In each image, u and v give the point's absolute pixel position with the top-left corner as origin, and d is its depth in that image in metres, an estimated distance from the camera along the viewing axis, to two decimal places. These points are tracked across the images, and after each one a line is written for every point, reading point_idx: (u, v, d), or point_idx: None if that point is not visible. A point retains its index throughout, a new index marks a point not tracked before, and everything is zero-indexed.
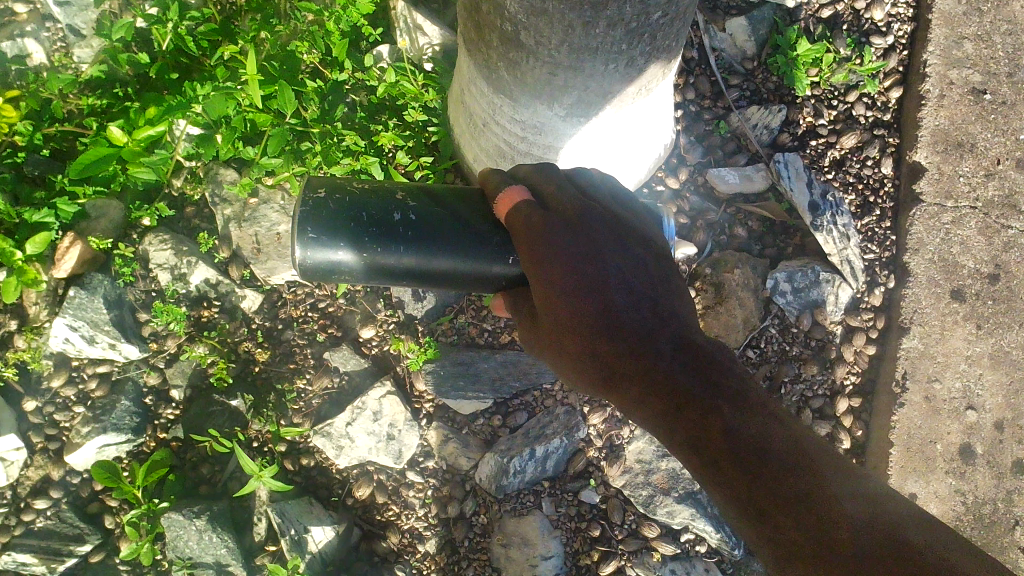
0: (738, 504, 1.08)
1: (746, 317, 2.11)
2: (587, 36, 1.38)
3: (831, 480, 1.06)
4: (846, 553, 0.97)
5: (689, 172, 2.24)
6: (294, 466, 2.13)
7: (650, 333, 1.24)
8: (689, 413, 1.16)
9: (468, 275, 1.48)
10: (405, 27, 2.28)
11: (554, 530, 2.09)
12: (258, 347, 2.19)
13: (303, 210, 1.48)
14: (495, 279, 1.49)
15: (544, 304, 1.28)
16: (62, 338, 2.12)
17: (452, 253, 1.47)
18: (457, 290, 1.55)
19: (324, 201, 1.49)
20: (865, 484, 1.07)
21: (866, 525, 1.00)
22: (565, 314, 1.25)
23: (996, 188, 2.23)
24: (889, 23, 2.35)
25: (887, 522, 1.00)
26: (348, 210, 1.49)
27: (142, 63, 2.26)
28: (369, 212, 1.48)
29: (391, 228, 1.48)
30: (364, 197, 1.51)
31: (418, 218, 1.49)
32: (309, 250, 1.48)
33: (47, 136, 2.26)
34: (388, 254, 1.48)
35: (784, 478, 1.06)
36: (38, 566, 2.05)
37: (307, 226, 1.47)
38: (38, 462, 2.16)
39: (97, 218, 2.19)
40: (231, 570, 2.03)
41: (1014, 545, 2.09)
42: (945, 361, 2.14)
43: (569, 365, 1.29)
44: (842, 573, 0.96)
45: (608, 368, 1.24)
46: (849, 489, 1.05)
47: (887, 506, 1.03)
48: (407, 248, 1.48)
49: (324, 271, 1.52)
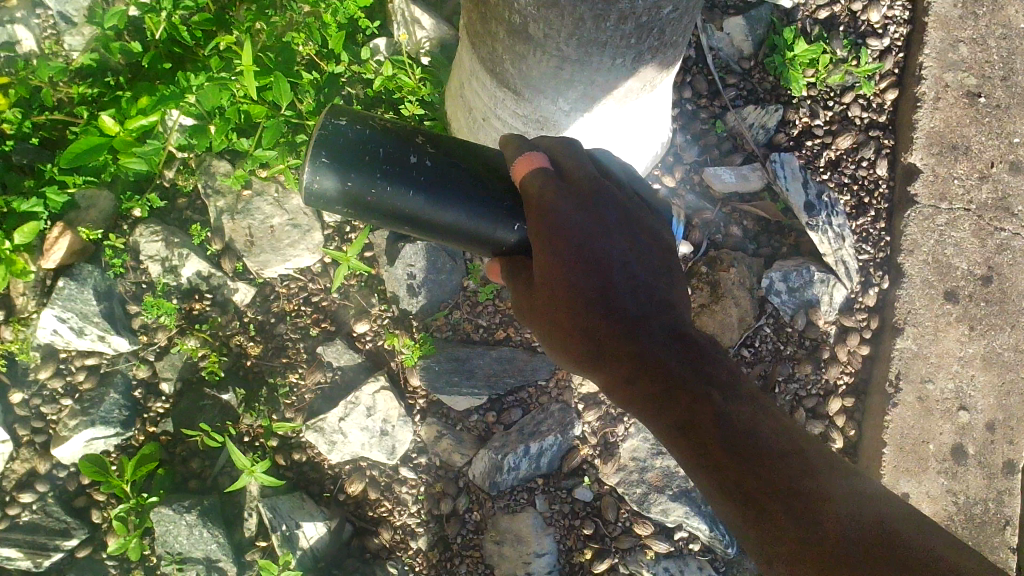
0: (722, 489, 1.12)
1: (741, 316, 2.12)
2: (598, 30, 1.38)
3: (822, 473, 1.10)
4: (835, 541, 1.01)
5: (685, 170, 2.24)
6: (286, 461, 2.11)
7: (646, 319, 1.29)
8: (681, 397, 1.20)
9: (470, 230, 1.51)
10: (402, 20, 2.26)
11: (547, 527, 2.08)
12: (250, 341, 2.17)
13: (320, 134, 1.48)
14: (498, 242, 1.52)
15: (543, 278, 1.32)
16: (50, 330, 2.09)
17: (460, 208, 1.49)
18: (451, 243, 1.57)
19: (343, 129, 1.49)
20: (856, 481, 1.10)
21: (857, 518, 1.03)
22: (564, 291, 1.29)
23: (990, 191, 2.25)
24: (885, 26, 2.36)
25: (876, 518, 1.04)
26: (367, 142, 1.49)
27: (134, 52, 2.20)
28: (386, 150, 1.49)
29: (405, 170, 1.48)
30: (384, 134, 1.51)
31: (433, 165, 1.49)
32: (317, 175, 1.48)
33: (37, 124, 2.21)
34: (396, 194, 1.49)
35: (775, 468, 1.10)
36: (23, 561, 2.01)
37: (322, 150, 1.47)
38: (23, 455, 2.13)
39: (87, 208, 2.16)
40: (221, 567, 2.00)
41: (1004, 545, 2.10)
42: (938, 361, 2.15)
43: (560, 342, 1.34)
44: (831, 561, 1.00)
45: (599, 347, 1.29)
46: (839, 484, 1.08)
47: (876, 503, 1.06)
48: (416, 192, 1.48)
49: (326, 199, 1.52)
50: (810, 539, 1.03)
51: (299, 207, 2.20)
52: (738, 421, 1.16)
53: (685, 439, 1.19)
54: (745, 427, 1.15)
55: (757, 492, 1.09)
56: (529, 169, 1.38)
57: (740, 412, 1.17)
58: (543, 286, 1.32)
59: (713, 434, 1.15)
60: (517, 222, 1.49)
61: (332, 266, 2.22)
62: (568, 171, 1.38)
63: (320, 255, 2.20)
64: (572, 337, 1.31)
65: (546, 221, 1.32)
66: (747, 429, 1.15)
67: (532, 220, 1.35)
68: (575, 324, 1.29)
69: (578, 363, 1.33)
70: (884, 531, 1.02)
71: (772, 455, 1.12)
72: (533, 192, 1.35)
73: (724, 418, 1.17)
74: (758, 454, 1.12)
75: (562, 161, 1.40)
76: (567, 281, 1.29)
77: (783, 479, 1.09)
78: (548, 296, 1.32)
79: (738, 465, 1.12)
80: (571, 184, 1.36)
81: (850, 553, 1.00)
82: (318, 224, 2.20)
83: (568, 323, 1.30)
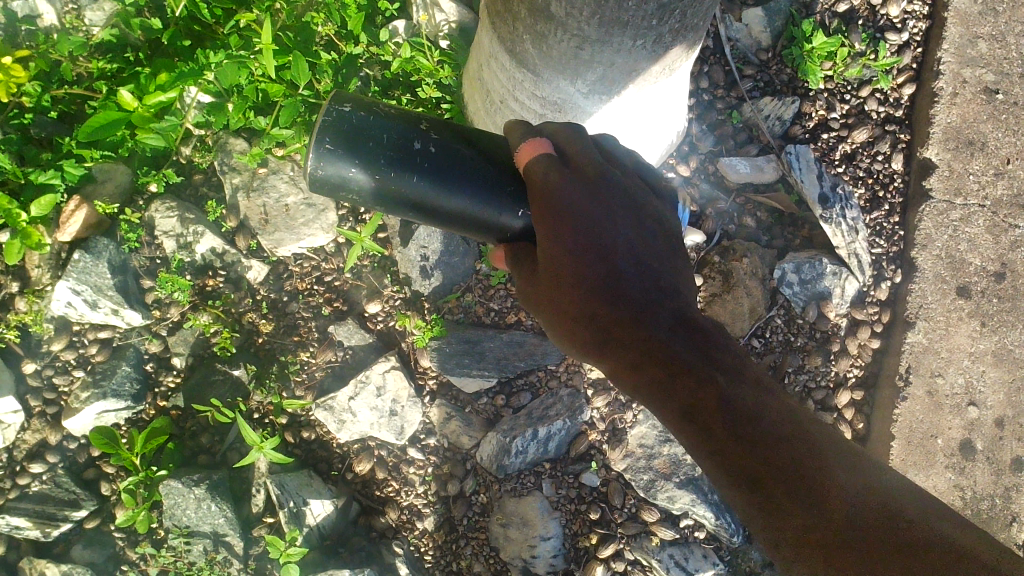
0: (726, 474, 1.13)
1: (753, 306, 2.12)
2: (620, 9, 1.38)
3: (824, 453, 1.10)
4: (839, 519, 1.01)
5: (700, 160, 2.25)
6: (295, 438, 2.12)
7: (651, 304, 1.29)
8: (685, 383, 1.20)
9: (474, 217, 1.51)
10: (422, 3, 2.26)
11: (553, 512, 2.08)
12: (262, 318, 2.17)
13: (325, 120, 1.48)
14: (502, 229, 1.52)
15: (550, 266, 1.32)
16: (64, 302, 2.10)
17: (464, 194, 1.49)
18: (456, 230, 1.57)
19: (347, 115, 1.49)
20: (859, 460, 1.10)
21: (860, 497, 1.04)
22: (569, 274, 1.30)
23: (1005, 187, 2.24)
24: (905, 20, 2.35)
25: (880, 497, 1.04)
26: (371, 128, 1.49)
27: (154, 28, 2.24)
28: (391, 134, 1.49)
29: (409, 155, 1.48)
30: (389, 120, 1.51)
31: (438, 151, 1.49)
32: (322, 161, 1.48)
33: (56, 98, 2.23)
34: (400, 180, 1.49)
35: (778, 451, 1.10)
36: (32, 531, 2.02)
37: (326, 136, 1.47)
38: (35, 426, 2.14)
39: (104, 181, 2.17)
40: (228, 540, 2.02)
41: (1010, 542, 2.10)
42: (948, 357, 2.15)
43: (566, 330, 1.34)
44: (836, 540, 1.00)
45: (605, 334, 1.29)
46: (845, 465, 1.08)
47: (882, 482, 1.06)
48: (421, 178, 1.49)
49: (332, 186, 1.52)
50: (813, 522, 1.03)
51: None
52: (741, 405, 1.16)
53: (689, 426, 1.19)
54: (748, 411, 1.15)
55: (761, 477, 1.09)
56: (533, 154, 1.37)
57: (744, 397, 1.17)
58: (548, 273, 1.32)
59: (717, 420, 1.15)
60: (521, 208, 1.50)
61: (345, 247, 2.23)
62: (570, 153, 1.38)
63: (334, 235, 2.20)
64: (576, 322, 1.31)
65: (548, 209, 1.31)
66: (750, 413, 1.15)
67: (534, 207, 1.34)
68: (581, 311, 1.30)
69: (584, 350, 1.33)
70: (890, 511, 1.02)
71: (775, 439, 1.12)
72: (536, 179, 1.35)
73: (727, 403, 1.16)
74: (762, 438, 1.12)
75: (565, 146, 1.39)
76: (571, 265, 1.29)
77: (786, 462, 1.09)
78: (554, 283, 1.32)
79: (741, 451, 1.12)
80: (574, 169, 1.36)
81: (854, 536, 1.00)
82: (332, 203, 2.21)
83: (573, 308, 1.30)
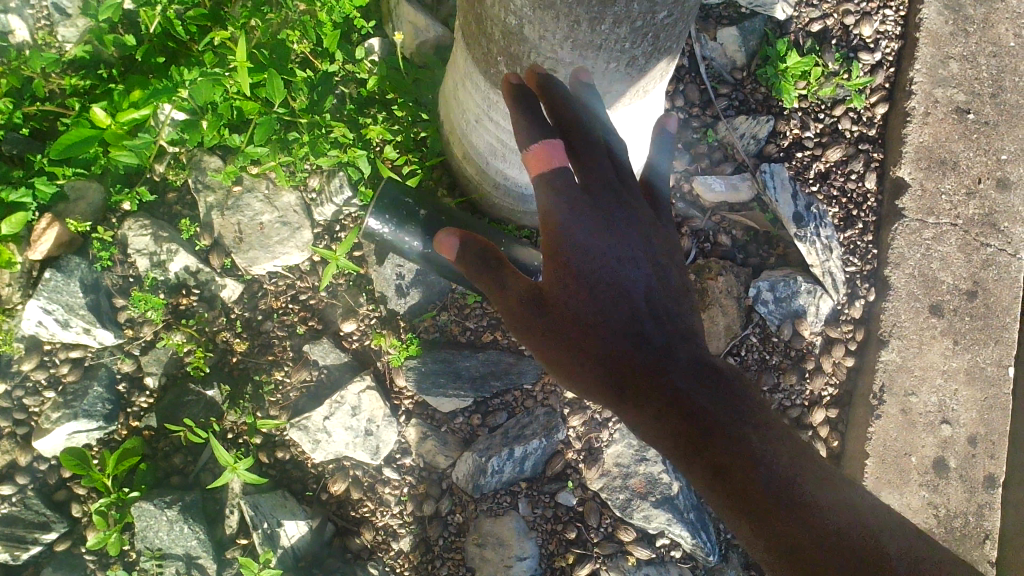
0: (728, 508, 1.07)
1: (728, 326, 2.14)
2: (593, 32, 1.37)
3: (832, 501, 1.04)
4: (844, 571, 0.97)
5: (675, 178, 2.26)
6: (268, 459, 2.10)
7: (668, 347, 1.26)
8: (693, 416, 1.15)
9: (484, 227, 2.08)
10: (398, 21, 2.26)
11: (529, 531, 2.07)
12: (236, 337, 2.16)
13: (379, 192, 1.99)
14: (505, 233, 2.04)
15: (557, 299, 1.33)
16: (35, 322, 2.08)
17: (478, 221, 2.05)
18: None
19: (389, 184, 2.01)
20: (870, 515, 1.04)
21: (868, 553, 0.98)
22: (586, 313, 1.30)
23: (977, 207, 2.25)
24: (877, 40, 2.38)
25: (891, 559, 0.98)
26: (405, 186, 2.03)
27: (128, 45, 2.22)
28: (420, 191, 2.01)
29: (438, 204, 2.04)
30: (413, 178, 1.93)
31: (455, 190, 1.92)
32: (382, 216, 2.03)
33: (27, 115, 2.21)
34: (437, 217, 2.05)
35: (788, 492, 1.04)
36: (1, 554, 1.99)
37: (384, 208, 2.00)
38: (4, 447, 2.10)
39: (76, 200, 2.16)
40: (201, 563, 1.99)
41: (984, 560, 2.07)
42: (922, 375, 2.15)
43: (571, 358, 1.31)
44: None
45: (611, 364, 1.27)
46: (852, 515, 1.02)
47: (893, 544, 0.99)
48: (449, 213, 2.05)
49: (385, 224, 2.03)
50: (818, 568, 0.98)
51: (289, 205, 2.20)
52: (752, 438, 1.10)
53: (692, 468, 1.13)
54: (767, 447, 1.09)
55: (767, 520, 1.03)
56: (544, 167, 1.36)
57: (754, 431, 1.11)
58: (554, 305, 1.33)
59: (721, 440, 1.10)
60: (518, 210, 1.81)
61: (321, 265, 2.22)
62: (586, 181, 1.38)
63: (309, 252, 2.20)
64: (587, 361, 1.29)
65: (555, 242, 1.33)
66: (757, 444, 1.09)
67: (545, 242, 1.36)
68: (594, 350, 1.28)
69: (593, 387, 1.29)
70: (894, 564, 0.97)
71: (783, 476, 1.05)
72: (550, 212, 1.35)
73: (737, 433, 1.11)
74: (768, 469, 1.06)
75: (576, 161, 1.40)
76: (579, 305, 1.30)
77: (795, 505, 1.03)
78: (570, 321, 1.31)
79: (753, 493, 1.04)
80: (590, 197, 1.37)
81: None
82: (308, 221, 2.20)
83: (587, 345, 1.29)
